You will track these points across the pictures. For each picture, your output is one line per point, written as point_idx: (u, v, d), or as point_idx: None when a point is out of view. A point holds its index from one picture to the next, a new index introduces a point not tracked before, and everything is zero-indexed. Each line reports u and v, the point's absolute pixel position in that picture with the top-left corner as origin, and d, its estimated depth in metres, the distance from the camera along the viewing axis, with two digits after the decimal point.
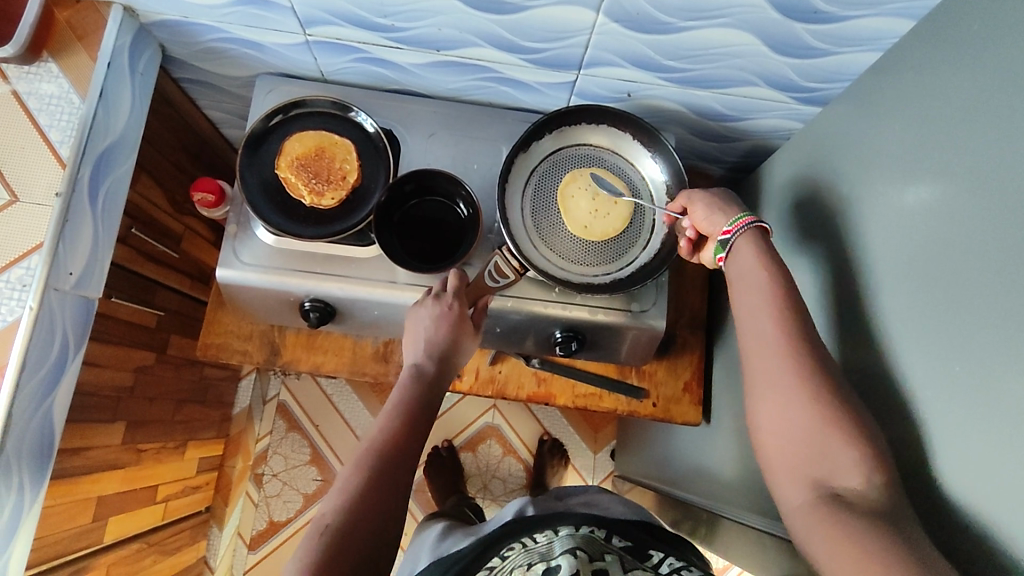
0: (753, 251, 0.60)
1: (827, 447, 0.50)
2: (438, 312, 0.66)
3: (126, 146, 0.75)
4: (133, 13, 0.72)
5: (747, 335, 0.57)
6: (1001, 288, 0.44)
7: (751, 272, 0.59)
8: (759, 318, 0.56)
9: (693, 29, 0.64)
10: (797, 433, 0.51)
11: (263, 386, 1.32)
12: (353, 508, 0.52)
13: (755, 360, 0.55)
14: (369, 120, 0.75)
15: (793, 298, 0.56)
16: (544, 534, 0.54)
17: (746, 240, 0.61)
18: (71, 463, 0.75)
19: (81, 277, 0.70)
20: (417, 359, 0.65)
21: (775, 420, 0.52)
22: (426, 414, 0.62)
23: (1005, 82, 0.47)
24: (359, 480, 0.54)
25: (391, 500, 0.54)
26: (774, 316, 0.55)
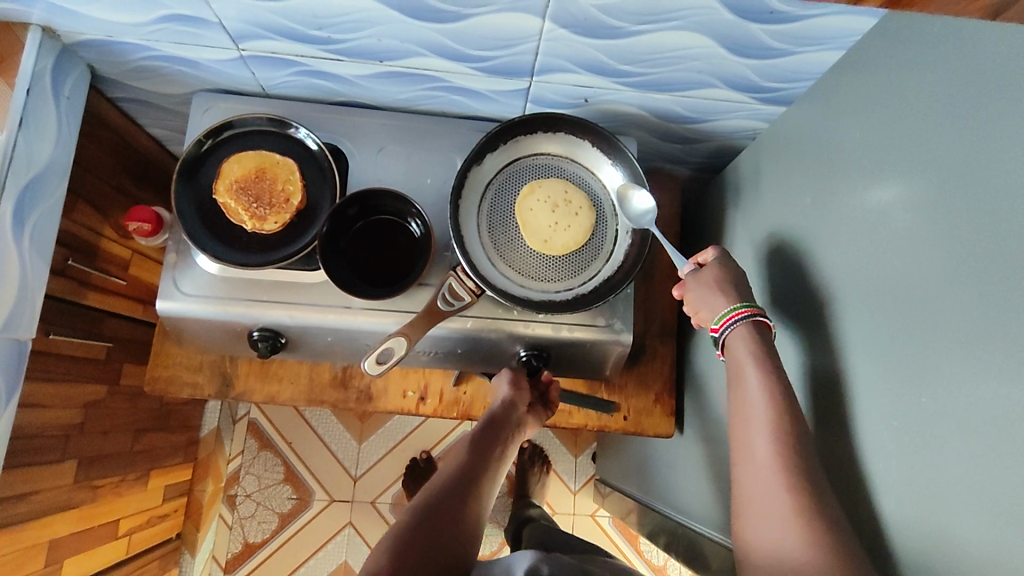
0: (749, 347, 0.60)
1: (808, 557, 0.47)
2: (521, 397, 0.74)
3: (55, 175, 0.71)
4: (53, 33, 0.67)
5: (744, 447, 0.56)
6: (979, 311, 0.41)
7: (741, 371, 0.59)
8: (755, 425, 0.56)
9: (646, 33, 0.60)
10: (781, 547, 0.49)
11: (231, 407, 1.28)
12: (410, 527, 0.57)
13: (750, 471, 0.54)
14: (310, 136, 0.71)
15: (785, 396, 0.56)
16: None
17: (740, 337, 0.60)
18: (15, 510, 0.71)
19: (9, 318, 0.67)
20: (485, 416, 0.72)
21: (765, 536, 0.51)
22: (489, 460, 0.67)
23: (970, 88, 0.44)
24: (419, 509, 0.59)
25: (452, 526, 0.58)
26: (767, 425, 0.55)
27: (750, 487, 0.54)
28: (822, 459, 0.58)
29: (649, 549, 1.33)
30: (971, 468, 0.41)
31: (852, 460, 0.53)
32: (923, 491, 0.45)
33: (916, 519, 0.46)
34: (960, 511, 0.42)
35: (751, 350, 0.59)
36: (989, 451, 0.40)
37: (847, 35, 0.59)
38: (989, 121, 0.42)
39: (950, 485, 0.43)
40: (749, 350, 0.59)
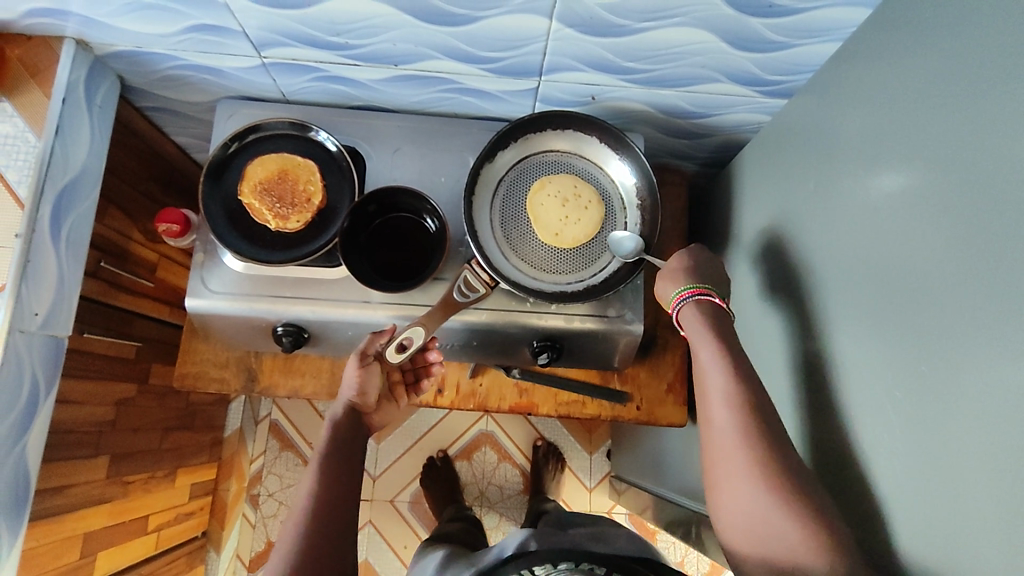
0: (701, 325, 0.64)
1: (776, 516, 0.52)
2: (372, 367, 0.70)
3: (88, 181, 0.75)
4: (86, 46, 0.71)
5: (707, 419, 0.60)
6: (975, 283, 0.43)
7: (699, 349, 0.63)
8: (714, 401, 0.60)
9: (649, 30, 0.62)
10: (749, 510, 0.54)
11: (253, 407, 1.31)
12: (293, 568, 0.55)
13: (715, 440, 0.58)
14: (330, 139, 0.74)
15: (744, 371, 0.60)
16: (542, 568, 0.50)
17: (691, 319, 0.65)
18: (53, 502, 0.74)
19: (47, 316, 0.70)
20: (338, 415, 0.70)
21: (736, 500, 0.55)
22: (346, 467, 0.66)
23: (961, 71, 0.46)
24: (301, 540, 0.58)
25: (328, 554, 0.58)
26: (725, 398, 0.59)
27: (716, 454, 0.58)
28: (826, 438, 0.59)
29: (666, 546, 1.33)
30: (969, 436, 0.42)
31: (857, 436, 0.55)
32: (922, 463, 0.47)
33: (916, 490, 0.47)
34: (958, 477, 0.43)
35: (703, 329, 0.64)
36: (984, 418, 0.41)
37: (846, 26, 0.61)
38: (981, 101, 0.44)
39: (949, 453, 0.44)
40: (703, 330, 0.64)
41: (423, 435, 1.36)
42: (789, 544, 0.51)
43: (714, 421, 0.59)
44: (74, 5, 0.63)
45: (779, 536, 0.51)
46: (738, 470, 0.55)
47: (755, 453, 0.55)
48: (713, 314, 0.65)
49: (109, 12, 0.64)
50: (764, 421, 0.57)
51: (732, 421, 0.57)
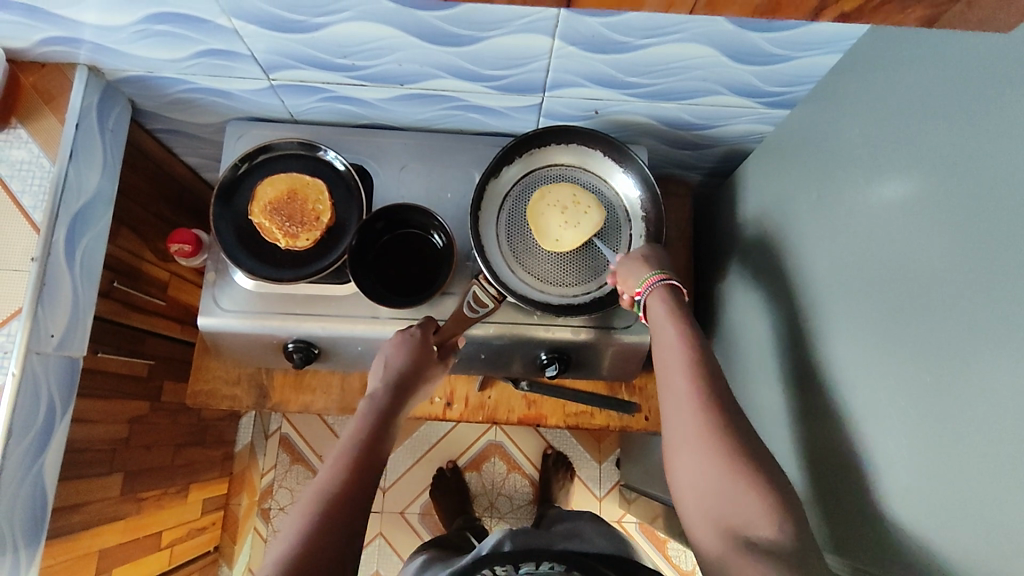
0: (665, 306, 0.64)
1: (728, 484, 0.51)
2: (399, 342, 0.67)
3: (102, 203, 0.76)
4: (98, 72, 0.72)
5: (664, 390, 0.59)
6: (973, 294, 0.43)
7: (663, 323, 0.62)
8: (672, 371, 0.59)
9: (650, 46, 0.63)
10: (709, 477, 0.52)
11: (263, 422, 1.32)
12: (305, 547, 0.50)
13: (670, 411, 0.58)
14: (338, 158, 0.75)
15: (701, 344, 0.60)
16: (504, 567, 0.57)
17: (656, 300, 0.64)
18: (69, 520, 0.75)
19: (63, 338, 0.71)
20: (376, 389, 0.66)
21: (694, 467, 0.53)
22: (380, 448, 0.61)
23: (959, 84, 0.46)
24: (314, 519, 0.53)
25: (346, 538, 0.53)
26: (686, 367, 0.58)
27: (671, 424, 0.57)
28: (829, 447, 0.59)
29: (677, 554, 1.33)
30: (971, 444, 0.43)
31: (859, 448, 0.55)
32: (925, 471, 0.47)
33: (919, 499, 0.47)
34: (962, 485, 0.43)
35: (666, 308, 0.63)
36: (985, 427, 0.41)
37: (845, 39, 0.61)
38: (977, 114, 0.44)
39: (952, 461, 0.44)
40: (662, 307, 0.63)
41: (432, 446, 1.36)
42: (743, 511, 0.50)
43: (670, 393, 0.58)
44: (86, 33, 0.65)
45: (742, 503, 0.50)
46: (693, 437, 0.54)
47: (710, 421, 0.54)
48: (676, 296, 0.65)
49: (120, 39, 0.66)
50: (721, 392, 0.56)
51: (686, 389, 0.57)
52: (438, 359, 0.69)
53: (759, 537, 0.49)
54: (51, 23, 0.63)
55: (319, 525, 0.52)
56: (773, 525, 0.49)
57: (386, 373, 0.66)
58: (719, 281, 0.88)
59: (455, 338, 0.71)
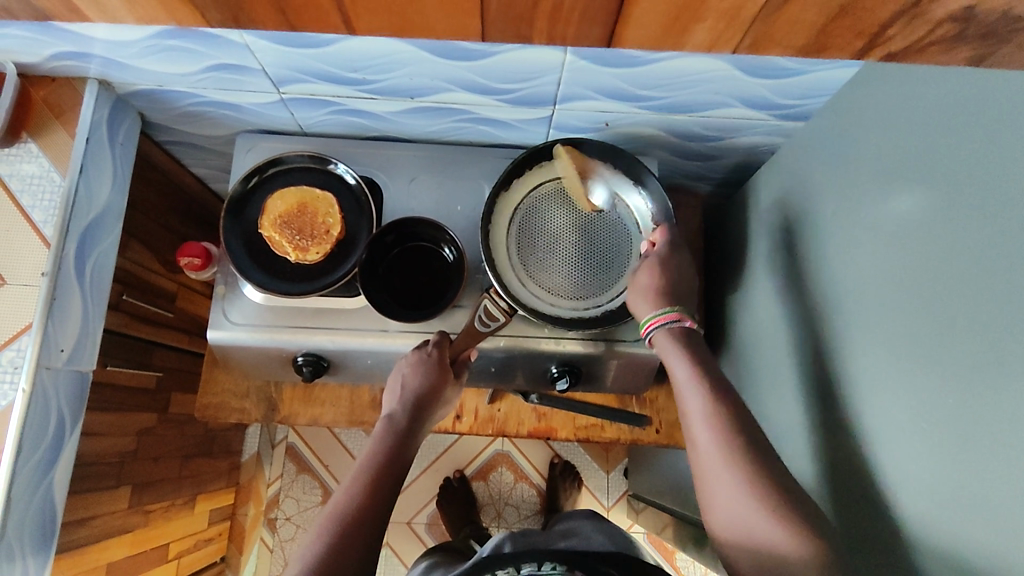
0: (675, 345, 0.65)
1: (766, 523, 0.52)
2: (416, 360, 0.67)
3: (111, 216, 0.76)
4: (108, 85, 0.72)
5: (687, 435, 0.60)
6: (990, 314, 0.43)
7: (675, 364, 0.63)
8: (690, 415, 0.60)
9: (663, 60, 0.63)
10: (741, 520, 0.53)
11: (270, 431, 1.32)
12: (319, 569, 0.51)
13: (699, 454, 0.58)
14: (348, 171, 0.75)
15: (716, 380, 0.61)
16: (506, 570, 0.55)
17: (668, 342, 0.65)
18: (77, 534, 0.75)
19: (73, 352, 0.71)
20: (393, 408, 0.65)
21: (726, 509, 0.54)
22: (395, 469, 0.60)
23: (977, 101, 0.46)
24: (329, 541, 0.53)
25: (358, 561, 0.53)
26: (702, 408, 0.59)
27: (703, 467, 0.57)
28: (844, 464, 0.58)
29: (686, 565, 1.32)
30: (990, 465, 0.42)
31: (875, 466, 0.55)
32: (942, 491, 0.46)
33: (934, 519, 0.47)
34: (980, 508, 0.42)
35: (679, 351, 0.64)
36: (1000, 450, 0.41)
37: None
38: (995, 134, 0.44)
39: (968, 483, 0.44)
40: (673, 346, 0.65)
41: (439, 456, 1.36)
42: (781, 550, 0.51)
43: (697, 440, 0.59)
44: (97, 49, 0.65)
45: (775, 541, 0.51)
46: (726, 484, 0.55)
47: (740, 464, 0.55)
48: (690, 337, 0.66)
49: (130, 54, 0.65)
50: (738, 429, 0.57)
51: (715, 433, 0.57)
52: (453, 377, 0.68)
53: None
54: (62, 38, 0.63)
55: (331, 548, 0.52)
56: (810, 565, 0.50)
57: (403, 392, 0.65)
58: (730, 293, 0.87)
59: (467, 351, 0.71)
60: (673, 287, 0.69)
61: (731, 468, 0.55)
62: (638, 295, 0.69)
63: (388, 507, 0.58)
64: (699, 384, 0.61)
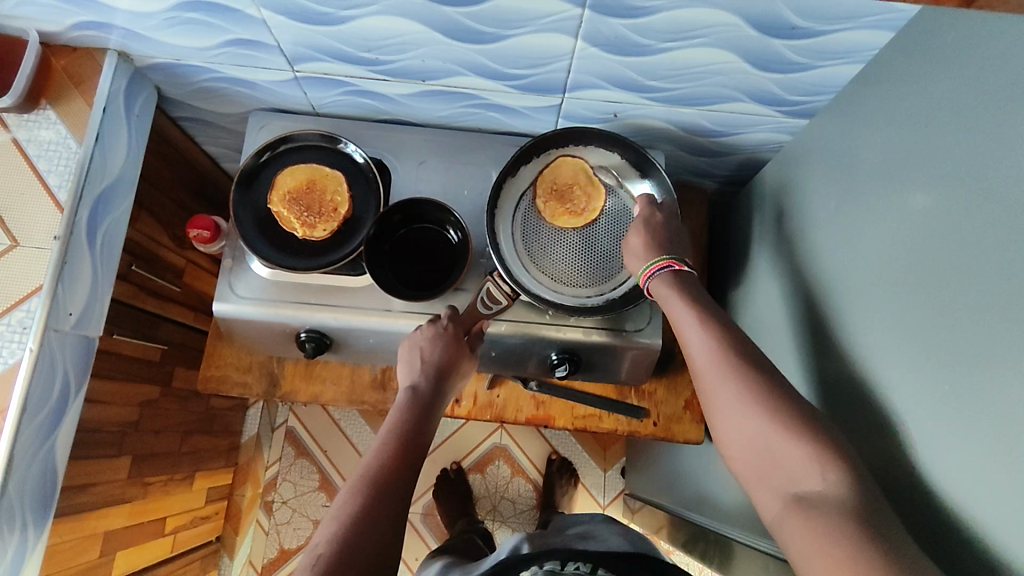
0: (672, 290, 0.65)
1: (776, 441, 0.51)
2: (432, 335, 0.67)
3: (124, 186, 0.77)
4: (128, 57, 0.74)
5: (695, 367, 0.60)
6: (988, 299, 0.43)
7: (673, 304, 0.64)
8: (695, 348, 0.60)
9: (672, 50, 0.64)
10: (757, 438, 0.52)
11: (271, 414, 1.33)
12: (350, 533, 0.51)
13: (707, 384, 0.58)
14: (358, 151, 0.76)
15: (718, 316, 0.61)
16: (529, 570, 0.56)
17: (661, 287, 0.66)
18: (76, 499, 0.76)
19: (81, 317, 0.72)
20: (413, 382, 0.66)
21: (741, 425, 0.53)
22: (418, 440, 0.61)
23: (981, 93, 0.46)
24: (358, 507, 0.53)
25: (388, 525, 0.53)
26: (707, 338, 0.59)
27: (713, 396, 0.57)
28: None
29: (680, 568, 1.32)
30: (990, 459, 0.42)
31: (868, 459, 0.55)
32: (945, 484, 0.46)
33: (936, 511, 0.47)
34: (982, 500, 0.42)
35: (676, 294, 0.64)
36: (1001, 436, 0.41)
37: (868, 48, 0.61)
38: (998, 124, 0.44)
39: (969, 475, 0.43)
40: (669, 291, 0.65)
41: (437, 447, 1.36)
42: (791, 464, 0.49)
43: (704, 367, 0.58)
44: (118, 20, 0.66)
45: (788, 459, 0.50)
46: (735, 409, 0.54)
47: (744, 381, 0.55)
48: (685, 279, 0.67)
49: (150, 25, 0.67)
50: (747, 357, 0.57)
51: (717, 358, 0.57)
52: (469, 350, 0.69)
53: (809, 488, 0.48)
54: (85, 8, 0.65)
55: (364, 515, 0.52)
56: (820, 476, 0.48)
57: (422, 366, 0.66)
58: (733, 289, 0.88)
59: (480, 325, 0.72)
60: (663, 240, 0.70)
61: (735, 391, 0.55)
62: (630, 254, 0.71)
63: (412, 475, 0.58)
64: (694, 316, 0.61)
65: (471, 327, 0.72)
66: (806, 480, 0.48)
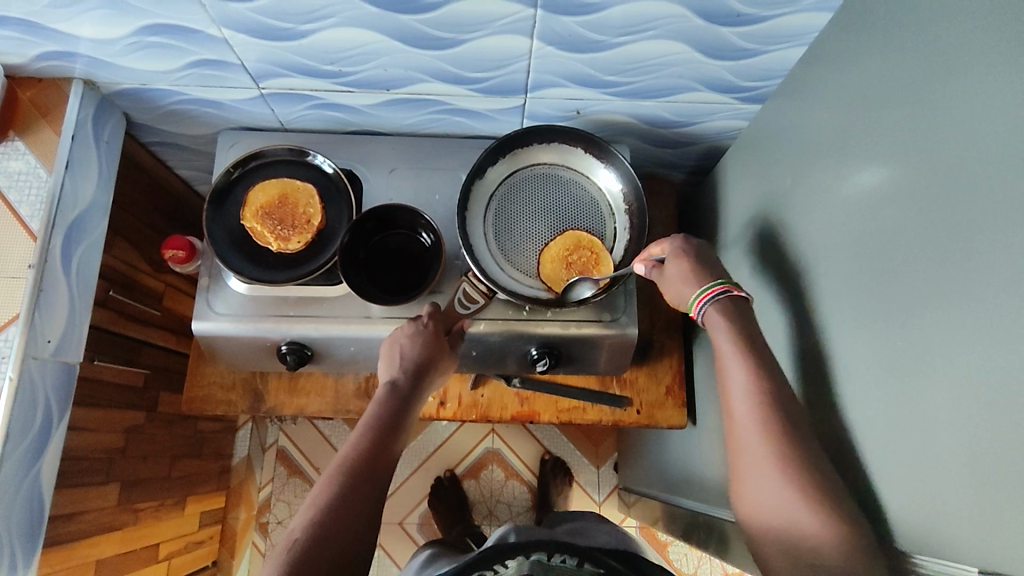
0: (724, 323, 0.62)
1: (791, 498, 0.52)
2: (413, 331, 0.69)
3: (96, 212, 0.78)
4: (94, 85, 0.74)
5: (729, 414, 0.59)
6: (935, 258, 0.45)
7: (727, 348, 0.61)
8: (737, 400, 0.58)
9: (625, 44, 0.66)
10: (781, 499, 0.52)
11: (260, 434, 1.33)
12: (324, 521, 0.52)
13: (743, 440, 0.57)
14: (326, 161, 0.77)
15: (762, 360, 0.59)
16: (514, 561, 0.55)
17: (715, 318, 0.63)
18: (65, 528, 0.75)
19: (59, 344, 0.72)
20: (392, 375, 0.66)
21: (769, 489, 0.53)
22: (397, 431, 0.62)
23: (912, 63, 0.49)
24: (333, 495, 0.54)
25: (363, 514, 0.54)
26: (749, 388, 0.58)
27: (744, 443, 0.57)
28: (814, 430, 0.60)
29: (679, 557, 1.33)
30: (949, 417, 0.43)
31: (837, 423, 0.57)
32: (909, 447, 0.47)
33: (900, 469, 0.48)
34: (941, 460, 0.44)
35: (727, 331, 0.62)
36: (955, 387, 0.43)
37: (812, 30, 0.64)
38: (929, 91, 0.47)
39: (928, 430, 0.45)
40: (722, 329, 0.62)
41: (429, 455, 1.37)
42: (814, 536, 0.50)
43: (739, 416, 0.58)
44: (82, 48, 0.67)
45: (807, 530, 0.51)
46: (768, 467, 0.54)
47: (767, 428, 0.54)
48: (738, 312, 0.63)
49: (114, 52, 0.68)
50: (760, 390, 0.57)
51: (760, 420, 0.56)
52: (449, 348, 0.70)
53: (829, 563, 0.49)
54: (48, 38, 0.66)
55: (340, 502, 0.54)
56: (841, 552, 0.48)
57: (402, 361, 0.67)
58: None
59: (461, 325, 0.73)
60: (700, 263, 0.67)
61: (773, 449, 0.54)
62: (674, 284, 0.67)
63: (390, 466, 0.60)
64: (746, 362, 0.59)
65: (451, 326, 0.73)
66: (816, 552, 0.50)
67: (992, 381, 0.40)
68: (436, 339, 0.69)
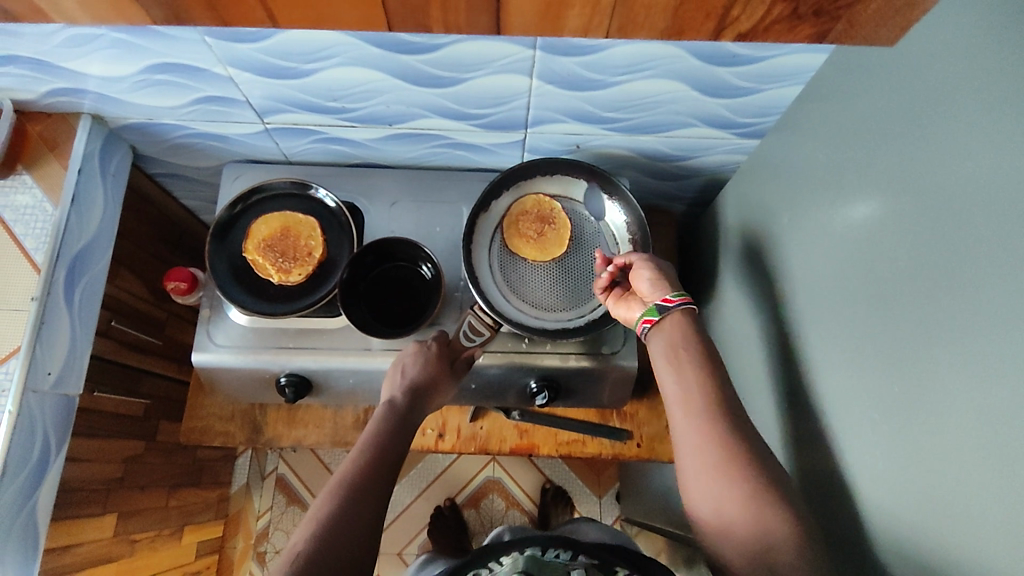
0: (674, 320, 0.64)
1: (737, 489, 0.51)
2: (417, 353, 0.69)
3: (100, 245, 0.79)
4: (101, 119, 0.76)
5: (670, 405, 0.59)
6: (927, 299, 0.45)
7: (669, 342, 0.62)
8: (677, 386, 0.59)
9: (624, 82, 0.67)
10: (727, 484, 0.52)
11: (259, 462, 1.32)
12: (324, 534, 0.51)
13: (683, 423, 0.57)
14: (328, 195, 0.78)
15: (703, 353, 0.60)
16: (508, 557, 0.52)
17: (667, 322, 0.64)
18: (60, 561, 0.74)
19: (60, 375, 0.73)
20: (393, 394, 0.66)
21: (712, 475, 0.53)
22: (396, 453, 0.61)
23: (903, 107, 0.49)
24: (332, 509, 0.53)
25: (364, 530, 0.53)
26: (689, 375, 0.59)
27: (679, 424, 0.57)
28: (811, 467, 0.59)
29: None
30: (941, 460, 0.43)
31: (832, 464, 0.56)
32: (910, 491, 0.45)
33: (894, 514, 0.47)
34: (933, 503, 0.43)
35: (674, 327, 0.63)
36: (949, 432, 0.42)
37: (808, 70, 0.65)
38: (919, 136, 0.47)
39: (921, 476, 0.44)
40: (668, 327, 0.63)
41: (429, 484, 1.36)
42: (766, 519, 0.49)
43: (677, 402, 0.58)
44: (90, 85, 0.69)
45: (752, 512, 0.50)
46: (700, 447, 0.54)
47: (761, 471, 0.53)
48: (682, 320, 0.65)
49: (122, 88, 0.69)
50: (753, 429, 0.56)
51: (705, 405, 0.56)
52: (451, 372, 0.70)
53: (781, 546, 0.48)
54: (58, 76, 0.67)
55: (340, 517, 0.53)
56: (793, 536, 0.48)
57: (404, 382, 0.66)
58: (706, 306, 0.90)
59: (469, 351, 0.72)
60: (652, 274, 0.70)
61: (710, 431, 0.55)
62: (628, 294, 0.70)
63: (389, 484, 0.58)
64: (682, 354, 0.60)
65: (457, 353, 0.72)
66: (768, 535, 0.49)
67: (983, 425, 0.39)
68: (438, 362, 0.69)
